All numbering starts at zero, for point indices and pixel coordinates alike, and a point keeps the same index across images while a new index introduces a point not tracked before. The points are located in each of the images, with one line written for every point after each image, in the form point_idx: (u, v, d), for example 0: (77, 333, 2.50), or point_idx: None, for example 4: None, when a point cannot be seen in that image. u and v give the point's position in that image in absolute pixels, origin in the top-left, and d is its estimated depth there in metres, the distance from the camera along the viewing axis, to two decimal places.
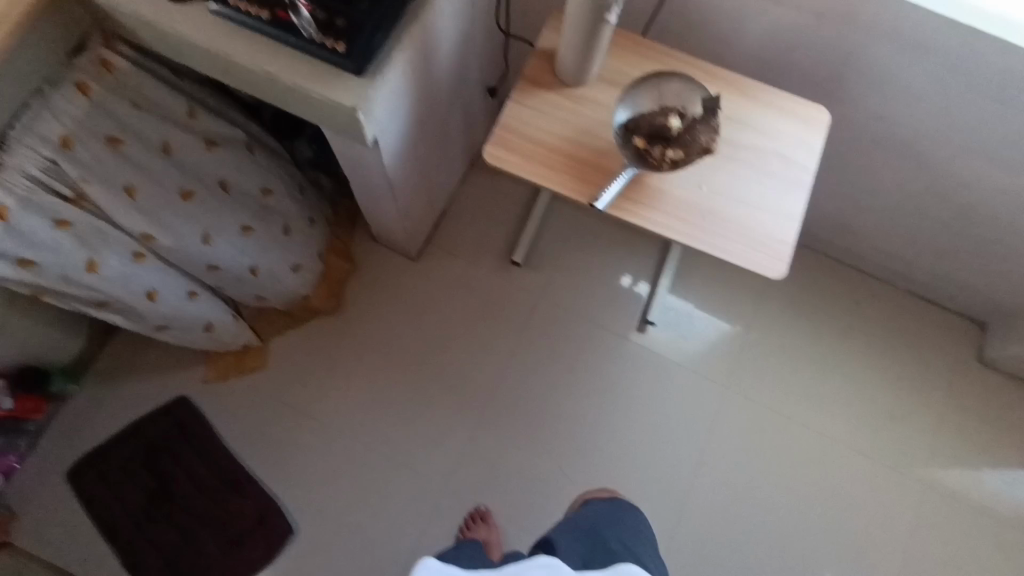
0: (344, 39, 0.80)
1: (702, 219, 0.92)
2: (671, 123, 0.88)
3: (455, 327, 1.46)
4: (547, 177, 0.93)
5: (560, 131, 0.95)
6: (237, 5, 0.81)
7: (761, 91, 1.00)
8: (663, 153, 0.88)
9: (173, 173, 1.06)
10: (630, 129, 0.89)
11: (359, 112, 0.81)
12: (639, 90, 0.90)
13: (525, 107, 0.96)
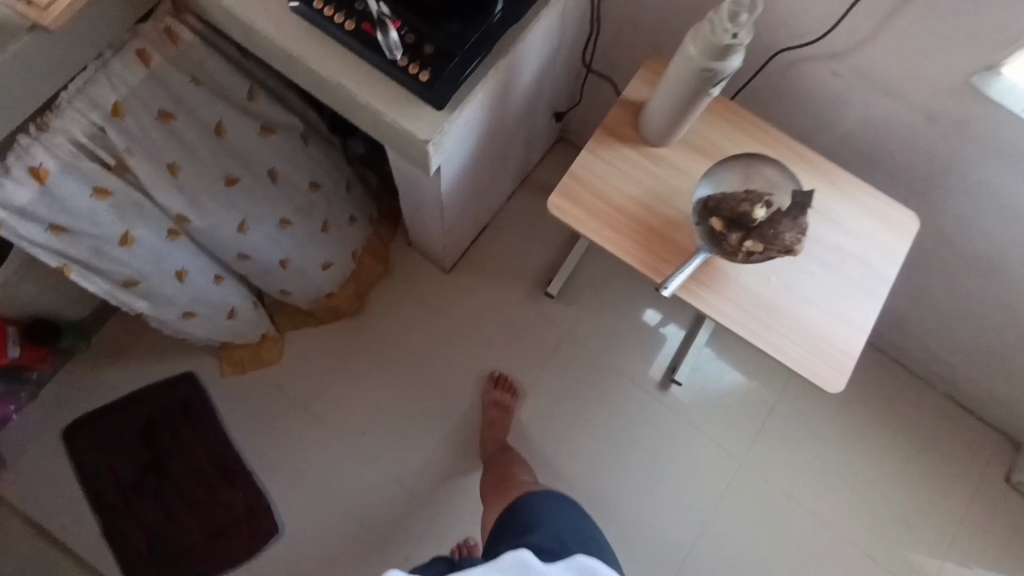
0: (430, 68, 0.75)
1: (765, 314, 0.86)
2: (755, 212, 0.81)
3: (476, 350, 1.41)
4: (609, 238, 0.88)
5: (634, 194, 0.90)
6: (322, 8, 0.75)
7: (850, 185, 0.93)
8: (741, 241, 0.81)
9: (222, 157, 1.01)
10: (710, 207, 0.84)
11: (430, 145, 0.75)
12: (727, 167, 0.85)
13: (599, 159, 0.91)
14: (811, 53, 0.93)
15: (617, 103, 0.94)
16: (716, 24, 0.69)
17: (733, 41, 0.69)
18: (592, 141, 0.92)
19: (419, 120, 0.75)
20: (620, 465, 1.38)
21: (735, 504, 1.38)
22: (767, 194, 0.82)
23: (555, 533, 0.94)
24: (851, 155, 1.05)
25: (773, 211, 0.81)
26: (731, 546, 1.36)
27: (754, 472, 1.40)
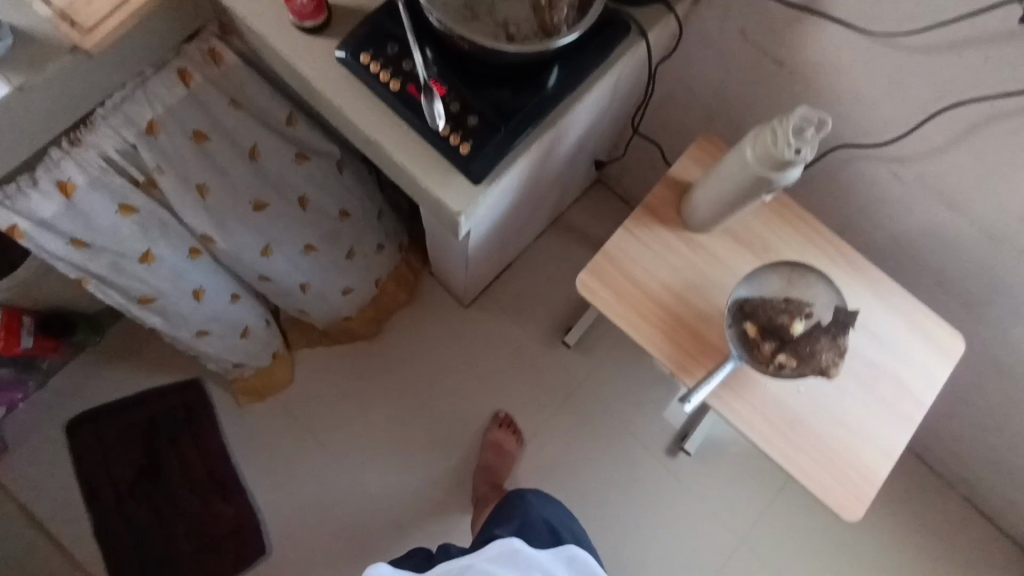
0: (471, 140, 0.71)
1: (788, 426, 0.82)
2: (795, 326, 0.77)
3: (484, 390, 1.38)
4: (634, 323, 0.84)
5: (669, 280, 0.86)
6: (368, 64, 0.72)
7: (899, 297, 0.88)
8: (773, 352, 0.78)
9: (252, 181, 0.98)
10: (746, 311, 0.79)
11: (462, 217, 0.72)
12: (769, 270, 0.80)
13: (634, 238, 0.87)
14: (880, 153, 0.87)
15: (660, 180, 0.90)
16: (778, 136, 0.65)
17: (795, 157, 0.65)
18: (630, 217, 0.89)
19: (453, 190, 0.71)
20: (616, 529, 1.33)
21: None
22: (806, 303, 0.79)
23: (546, 520, 1.00)
24: (910, 258, 0.98)
25: (812, 326, 0.77)
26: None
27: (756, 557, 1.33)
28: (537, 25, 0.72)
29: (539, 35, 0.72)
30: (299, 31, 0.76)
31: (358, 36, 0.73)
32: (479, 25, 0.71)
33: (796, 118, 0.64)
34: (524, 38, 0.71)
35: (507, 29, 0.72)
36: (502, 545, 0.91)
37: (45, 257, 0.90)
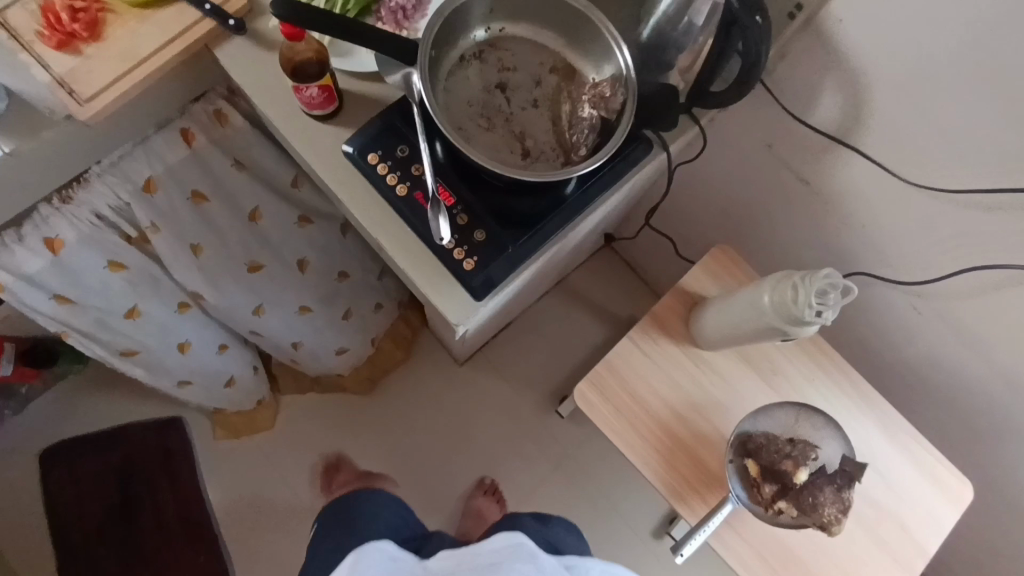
0: (477, 255, 0.68)
1: (784, 567, 0.78)
2: (798, 474, 0.74)
3: (470, 453, 1.34)
4: (629, 443, 0.81)
5: (673, 399, 0.82)
6: (375, 164, 0.69)
7: (910, 437, 0.84)
8: (774, 497, 0.74)
9: (250, 244, 0.94)
10: (750, 449, 0.76)
11: (459, 329, 0.68)
12: (778, 408, 0.78)
13: (639, 350, 0.84)
14: (903, 285, 0.84)
15: (671, 290, 0.86)
16: (801, 293, 0.62)
17: (816, 318, 0.61)
18: (636, 326, 0.85)
19: (455, 307, 0.67)
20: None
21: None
22: (811, 446, 0.76)
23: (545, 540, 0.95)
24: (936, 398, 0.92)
25: (816, 477, 0.74)
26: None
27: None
28: (554, 142, 0.69)
29: (556, 153, 0.69)
30: (308, 116, 0.72)
31: (368, 134, 0.70)
32: (494, 137, 0.69)
33: (823, 280, 0.60)
34: (540, 156, 0.69)
35: (523, 143, 0.69)
36: (507, 538, 0.84)
37: (24, 309, 0.85)
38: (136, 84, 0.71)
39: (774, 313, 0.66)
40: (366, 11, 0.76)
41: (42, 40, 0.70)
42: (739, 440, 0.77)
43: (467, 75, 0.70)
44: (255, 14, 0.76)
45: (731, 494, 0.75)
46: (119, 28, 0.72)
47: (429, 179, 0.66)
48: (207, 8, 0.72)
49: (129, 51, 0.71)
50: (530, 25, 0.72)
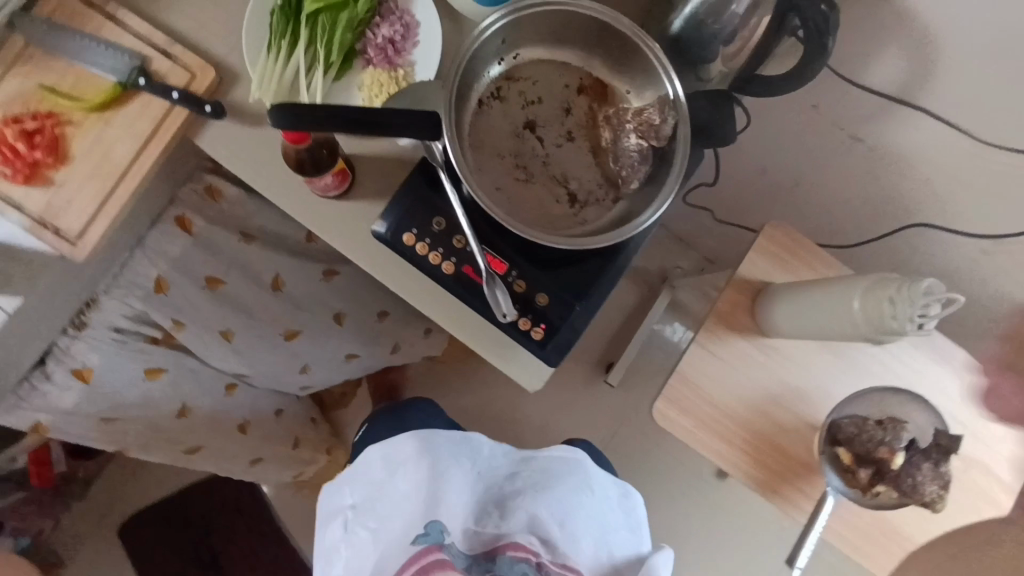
0: (545, 321, 0.63)
1: (892, 539, 0.78)
2: (895, 459, 0.74)
3: (531, 441, 1.34)
4: (715, 448, 0.82)
5: (751, 395, 0.82)
6: (414, 244, 0.63)
7: (1000, 384, 0.81)
8: (872, 483, 0.75)
9: (280, 312, 0.88)
10: (841, 439, 0.77)
11: (536, 392, 0.67)
12: (867, 395, 0.77)
13: (708, 354, 0.82)
14: (975, 230, 0.79)
15: (731, 282, 0.82)
16: (900, 307, 0.59)
17: (917, 328, 0.59)
18: (700, 330, 0.83)
19: (527, 375, 0.65)
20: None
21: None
22: (904, 422, 0.75)
23: None
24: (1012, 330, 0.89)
25: (913, 457, 0.74)
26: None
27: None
28: (600, 177, 0.63)
29: (605, 189, 0.63)
30: (322, 198, 0.65)
31: (396, 211, 0.63)
32: (536, 188, 0.62)
33: (923, 293, 0.57)
34: (589, 198, 0.63)
35: (568, 187, 0.62)
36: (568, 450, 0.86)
37: (76, 441, 0.84)
38: (124, 202, 0.63)
39: (867, 323, 0.63)
40: (353, 55, 0.66)
41: (6, 177, 0.61)
42: (830, 428, 0.79)
43: (491, 121, 0.62)
44: (228, 86, 0.65)
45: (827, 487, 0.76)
46: (85, 140, 0.62)
47: (478, 256, 0.60)
48: (177, 96, 0.62)
49: (106, 167, 0.62)
50: (545, 44, 0.62)
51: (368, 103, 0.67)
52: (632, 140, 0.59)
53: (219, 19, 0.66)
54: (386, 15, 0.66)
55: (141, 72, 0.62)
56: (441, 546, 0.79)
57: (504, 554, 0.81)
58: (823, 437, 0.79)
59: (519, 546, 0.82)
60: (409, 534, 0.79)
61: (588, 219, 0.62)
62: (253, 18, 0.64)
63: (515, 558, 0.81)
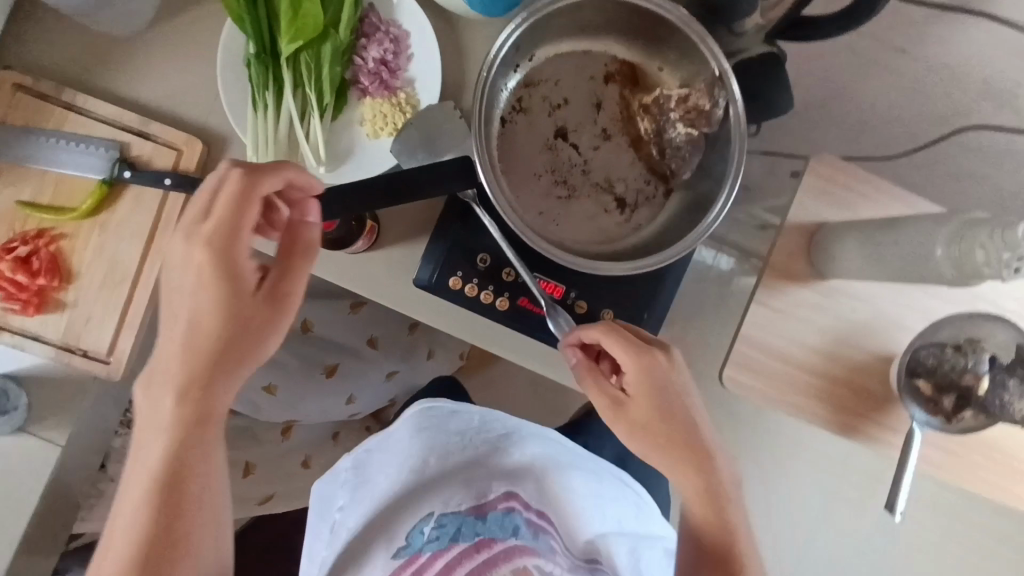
0: None
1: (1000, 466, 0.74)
2: (981, 385, 0.67)
3: None
4: (802, 406, 0.73)
5: (817, 344, 0.72)
6: (461, 287, 0.59)
7: None
8: (958, 409, 0.68)
9: (314, 355, 0.87)
10: (922, 369, 0.69)
11: None
12: (948, 321, 0.68)
13: (770, 309, 0.72)
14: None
15: (784, 229, 0.72)
16: (992, 252, 0.56)
17: (1015, 274, 0.56)
18: (757, 286, 0.73)
19: None
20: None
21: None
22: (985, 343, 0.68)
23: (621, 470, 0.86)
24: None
25: (999, 380, 0.67)
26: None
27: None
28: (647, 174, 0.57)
29: (653, 184, 0.58)
30: (352, 255, 0.60)
31: (435, 257, 0.59)
32: (582, 201, 0.57)
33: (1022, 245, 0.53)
34: (639, 199, 0.58)
35: (615, 191, 0.58)
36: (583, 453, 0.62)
37: None
38: (145, 307, 0.59)
39: (950, 267, 0.60)
40: (345, 89, 0.59)
41: (16, 311, 0.58)
42: (908, 361, 0.70)
43: (519, 138, 0.56)
44: (218, 156, 0.59)
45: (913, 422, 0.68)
46: (84, 253, 0.58)
47: (534, 289, 0.56)
48: (170, 182, 0.55)
49: (116, 275, 0.58)
50: (561, 38, 0.56)
51: (376, 139, 0.59)
52: (679, 130, 0.54)
53: (190, 79, 0.58)
54: (370, 33, 0.58)
55: (123, 164, 0.56)
56: (426, 542, 0.56)
57: (511, 512, 0.60)
58: (900, 369, 0.71)
59: (533, 511, 0.61)
60: (372, 516, 0.59)
61: (643, 222, 0.58)
62: (226, 73, 0.56)
63: (531, 526, 0.60)
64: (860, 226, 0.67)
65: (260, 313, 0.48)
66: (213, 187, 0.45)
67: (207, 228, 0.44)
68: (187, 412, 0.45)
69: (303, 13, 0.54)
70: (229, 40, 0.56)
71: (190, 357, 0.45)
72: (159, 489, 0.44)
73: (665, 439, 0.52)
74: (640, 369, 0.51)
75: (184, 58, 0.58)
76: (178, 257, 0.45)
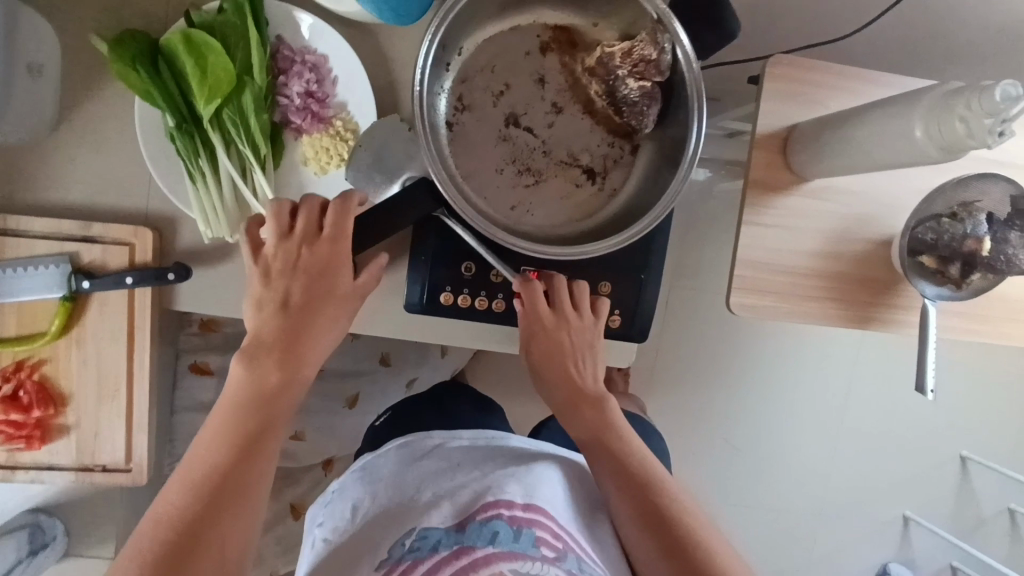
0: (618, 307, 0.59)
1: (1012, 316, 0.75)
2: (984, 246, 0.65)
3: None
4: (817, 314, 0.72)
5: (813, 249, 0.71)
6: (453, 300, 0.57)
7: None
8: (965, 275, 0.67)
9: (330, 391, 0.86)
10: (923, 245, 0.67)
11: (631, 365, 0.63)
12: (937, 191, 0.67)
13: (764, 228, 0.70)
14: None
15: (756, 142, 0.69)
16: (973, 123, 0.51)
17: (1000, 140, 0.52)
18: (743, 205, 0.70)
19: (622, 357, 0.62)
20: (820, 440, 1.16)
21: (968, 431, 1.20)
22: (978, 203, 0.66)
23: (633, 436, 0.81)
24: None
25: (997, 236, 0.65)
26: (970, 462, 1.20)
27: (980, 389, 1.18)
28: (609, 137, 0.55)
29: (617, 145, 0.55)
30: None
31: (419, 278, 0.57)
32: (550, 182, 0.55)
33: (1002, 106, 0.49)
34: (608, 164, 0.55)
35: (582, 163, 0.55)
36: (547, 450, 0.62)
37: None
38: (148, 408, 0.59)
39: (933, 150, 0.56)
40: (279, 132, 0.56)
41: (22, 449, 0.57)
42: (907, 242, 0.69)
43: (470, 137, 0.54)
44: (171, 239, 0.56)
45: (925, 298, 0.67)
46: (69, 375, 0.57)
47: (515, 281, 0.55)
48: (133, 280, 0.53)
49: (109, 384, 0.57)
50: (485, 22, 0.53)
51: (325, 174, 0.56)
52: (629, 85, 0.51)
53: (118, 169, 0.55)
54: (287, 68, 0.54)
55: (78, 275, 0.54)
56: (405, 553, 0.47)
57: (494, 518, 0.49)
58: (902, 249, 0.69)
59: (520, 506, 0.51)
60: (340, 547, 0.53)
61: (617, 185, 0.55)
62: (150, 152, 0.53)
63: (516, 526, 0.49)
64: (833, 123, 0.64)
65: (346, 304, 0.52)
66: (311, 211, 0.50)
67: (324, 231, 0.50)
68: (290, 381, 0.49)
69: (212, 69, 0.50)
70: (143, 117, 0.52)
71: (292, 337, 0.50)
72: (246, 446, 0.47)
73: (559, 393, 0.58)
74: (533, 328, 0.57)
75: (105, 148, 0.54)
76: (282, 265, 0.50)
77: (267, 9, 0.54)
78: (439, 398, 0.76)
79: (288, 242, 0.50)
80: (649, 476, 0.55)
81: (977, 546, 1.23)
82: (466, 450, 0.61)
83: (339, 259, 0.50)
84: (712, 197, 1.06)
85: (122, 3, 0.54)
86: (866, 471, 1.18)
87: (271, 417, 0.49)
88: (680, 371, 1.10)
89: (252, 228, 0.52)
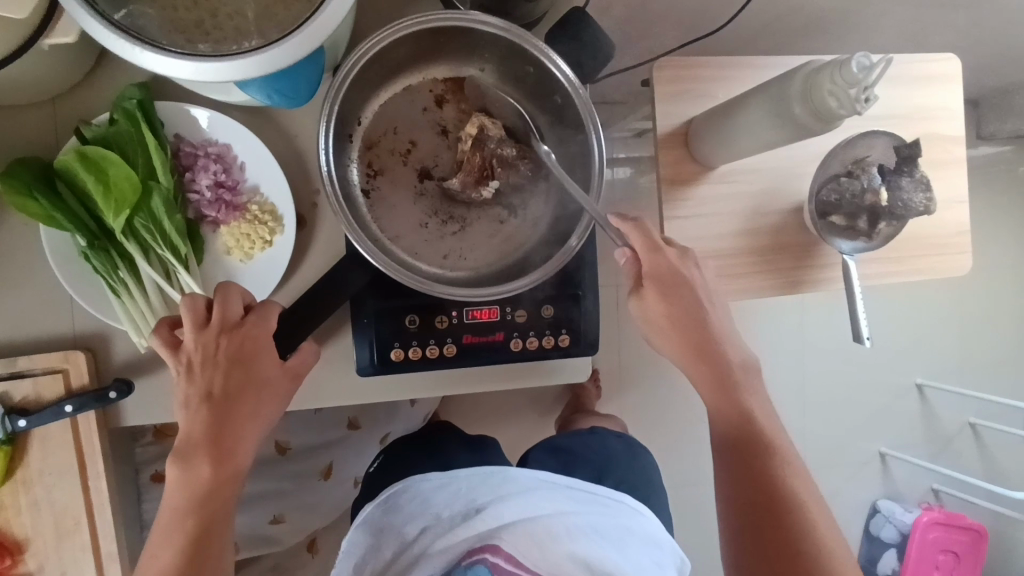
0: (565, 327, 0.60)
1: (923, 250, 0.81)
2: (883, 197, 0.71)
3: None
4: (745, 288, 0.76)
5: (732, 229, 0.75)
6: (403, 356, 0.58)
7: (935, 62, 0.80)
8: (873, 224, 0.73)
9: (301, 466, 0.85)
10: (829, 207, 0.72)
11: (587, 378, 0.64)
12: (834, 153, 0.71)
13: (681, 219, 0.74)
14: None
15: (659, 141, 0.73)
16: (842, 95, 0.56)
17: (868, 105, 0.56)
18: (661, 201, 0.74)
19: (578, 372, 0.63)
20: (789, 399, 1.21)
21: (917, 361, 1.27)
22: (869, 158, 0.72)
23: (621, 445, 0.83)
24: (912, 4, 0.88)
25: (890, 185, 0.72)
26: (926, 388, 1.27)
27: (917, 319, 1.27)
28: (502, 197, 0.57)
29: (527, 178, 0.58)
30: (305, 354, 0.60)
31: (366, 342, 0.57)
32: (473, 226, 0.57)
33: (861, 76, 0.54)
34: (524, 196, 0.58)
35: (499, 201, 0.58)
36: (558, 496, 0.59)
37: None
38: (115, 534, 0.56)
39: (813, 122, 0.60)
40: (195, 229, 0.55)
41: None
42: (815, 207, 0.73)
43: (389, 200, 0.56)
44: (107, 357, 0.55)
45: (845, 254, 0.72)
46: (19, 520, 0.54)
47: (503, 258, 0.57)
48: (73, 407, 0.52)
49: (68, 520, 0.55)
50: (378, 88, 0.55)
51: (251, 259, 0.56)
52: (474, 191, 0.56)
53: (33, 299, 0.54)
54: (192, 162, 0.54)
55: (12, 414, 0.52)
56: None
57: (477, 562, 0.60)
58: (812, 214, 0.73)
59: (503, 552, 0.60)
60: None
61: (539, 213, 0.58)
62: (66, 275, 0.52)
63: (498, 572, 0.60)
64: (719, 113, 0.69)
65: (275, 387, 0.49)
66: (225, 307, 0.48)
67: (246, 322, 0.48)
68: (225, 476, 0.47)
69: (114, 181, 0.50)
70: (53, 241, 0.51)
71: (221, 431, 0.47)
72: (200, 541, 0.46)
73: (687, 339, 0.58)
74: (646, 262, 0.57)
75: (15, 279, 0.53)
76: (200, 360, 0.47)
77: (159, 110, 0.54)
78: (425, 447, 0.75)
79: (206, 331, 0.47)
80: (775, 451, 0.56)
81: (947, 465, 1.31)
82: (461, 498, 0.60)
83: (260, 344, 0.48)
84: (636, 193, 1.10)
85: (8, 136, 0.53)
86: (836, 420, 1.24)
87: (211, 514, 0.47)
88: (646, 364, 1.13)
89: (163, 329, 0.49)
